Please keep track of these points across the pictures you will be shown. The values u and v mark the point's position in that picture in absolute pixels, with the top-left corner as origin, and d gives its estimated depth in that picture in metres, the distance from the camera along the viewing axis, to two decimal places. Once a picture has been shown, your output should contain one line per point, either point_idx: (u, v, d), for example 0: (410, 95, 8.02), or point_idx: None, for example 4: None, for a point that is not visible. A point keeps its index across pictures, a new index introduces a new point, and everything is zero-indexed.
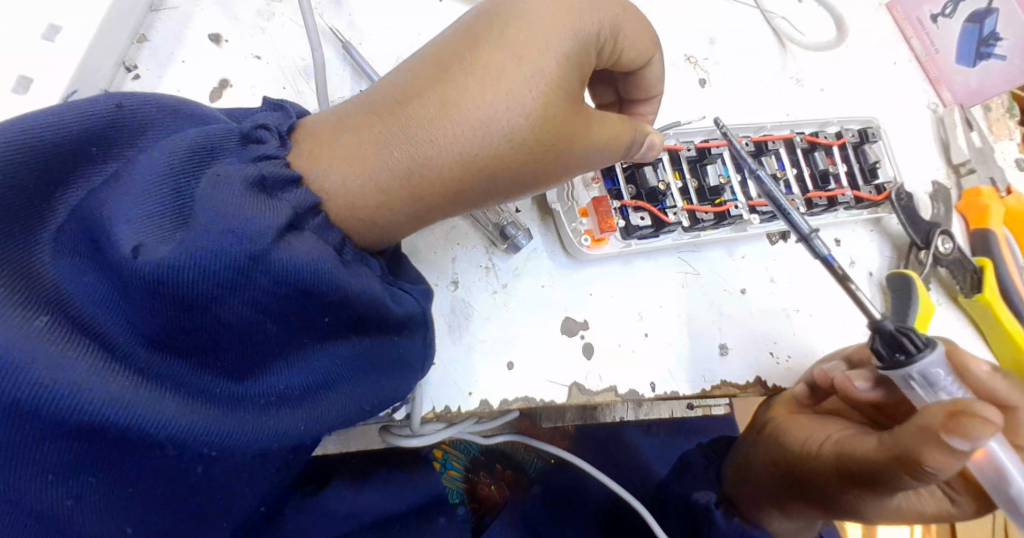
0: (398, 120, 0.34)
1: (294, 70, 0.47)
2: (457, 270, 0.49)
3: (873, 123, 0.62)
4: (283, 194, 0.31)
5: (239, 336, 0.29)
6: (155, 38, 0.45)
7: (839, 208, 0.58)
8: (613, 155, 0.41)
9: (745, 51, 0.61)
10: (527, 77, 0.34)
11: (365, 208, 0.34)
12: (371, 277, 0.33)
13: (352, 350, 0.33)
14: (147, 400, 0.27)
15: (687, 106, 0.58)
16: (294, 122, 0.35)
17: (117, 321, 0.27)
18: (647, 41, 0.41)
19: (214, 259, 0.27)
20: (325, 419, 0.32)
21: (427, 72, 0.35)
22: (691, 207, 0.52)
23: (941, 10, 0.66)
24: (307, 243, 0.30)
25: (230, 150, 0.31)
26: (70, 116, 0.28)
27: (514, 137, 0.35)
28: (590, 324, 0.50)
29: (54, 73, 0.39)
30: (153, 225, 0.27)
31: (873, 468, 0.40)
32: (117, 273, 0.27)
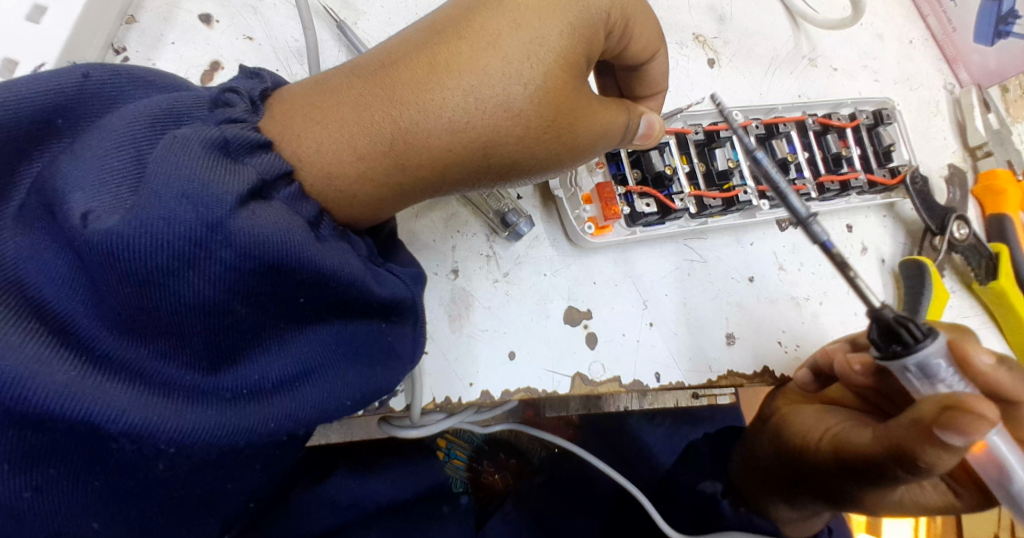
0: (386, 84, 0.34)
1: (288, 51, 0.45)
2: (457, 257, 0.47)
3: (888, 104, 0.60)
4: (248, 160, 0.30)
5: (204, 320, 0.27)
6: (144, 19, 0.43)
7: (851, 193, 0.56)
8: (611, 143, 0.39)
9: (756, 29, 0.59)
10: (524, 43, 0.34)
11: (343, 175, 0.33)
12: (349, 255, 0.32)
13: (335, 334, 0.32)
14: (97, 387, 0.25)
15: (695, 87, 0.56)
16: (269, 89, 0.34)
17: (73, 301, 0.26)
18: (653, 32, 0.39)
19: (169, 229, 0.25)
20: (303, 412, 0.29)
21: (421, 40, 0.35)
22: (698, 193, 0.51)
23: None
24: (274, 213, 0.28)
25: (196, 115, 0.30)
26: (36, 85, 0.28)
27: (506, 104, 0.34)
28: (593, 313, 0.49)
29: (38, 56, 0.38)
30: (110, 194, 0.27)
31: (870, 459, 0.39)
32: (73, 247, 0.26)
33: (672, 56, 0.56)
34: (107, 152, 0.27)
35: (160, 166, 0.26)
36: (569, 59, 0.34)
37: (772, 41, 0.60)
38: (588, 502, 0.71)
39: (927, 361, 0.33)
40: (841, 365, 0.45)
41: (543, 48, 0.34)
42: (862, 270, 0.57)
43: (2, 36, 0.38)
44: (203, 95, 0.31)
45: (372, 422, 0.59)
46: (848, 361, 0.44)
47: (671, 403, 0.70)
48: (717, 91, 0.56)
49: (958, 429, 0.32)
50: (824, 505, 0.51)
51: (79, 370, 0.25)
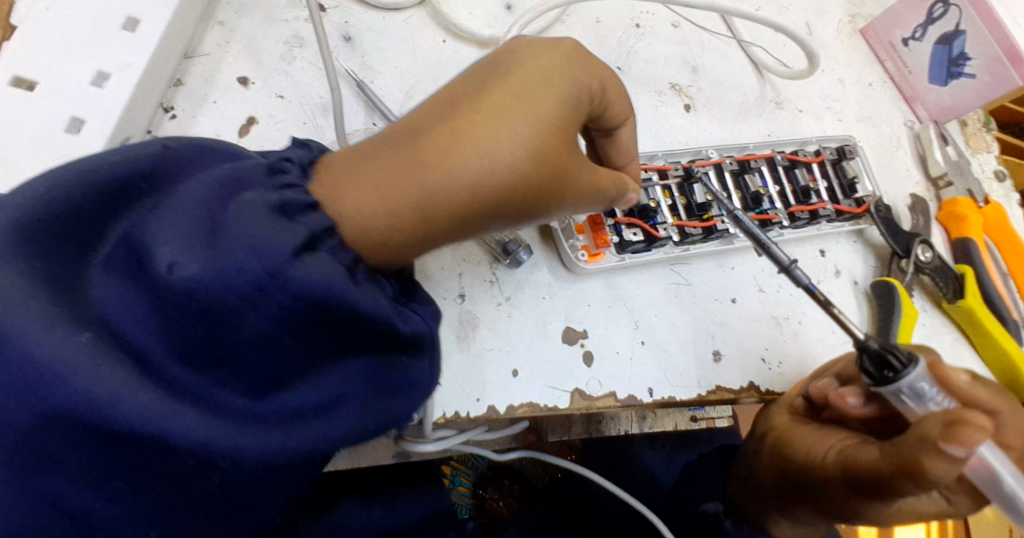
0: (411, 151, 0.38)
1: (314, 107, 0.51)
2: (464, 284, 0.52)
3: (850, 141, 0.66)
4: (301, 218, 0.35)
5: (262, 350, 0.32)
6: (189, 83, 0.49)
7: (821, 221, 0.61)
8: (596, 201, 0.46)
9: (726, 78, 0.66)
10: (527, 114, 0.39)
11: (377, 229, 0.37)
12: (380, 296, 0.36)
13: (365, 368, 0.36)
14: (171, 411, 0.30)
15: (674, 130, 0.62)
16: (316, 157, 0.40)
17: (151, 336, 0.31)
18: (625, 101, 0.46)
19: (237, 275, 0.31)
20: (332, 434, 0.34)
21: (436, 113, 0.39)
22: (680, 223, 0.57)
23: (911, 34, 0.70)
24: (322, 262, 0.33)
25: (258, 180, 0.35)
26: (127, 153, 0.33)
27: (514, 167, 0.38)
28: (589, 333, 0.54)
29: (100, 116, 0.44)
30: (187, 243, 0.31)
31: (881, 476, 0.42)
32: (155, 290, 0.30)
33: (653, 103, 0.62)
34: (184, 212, 0.32)
35: (234, 224, 0.32)
36: (559, 125, 0.40)
37: (742, 87, 0.66)
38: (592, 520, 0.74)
39: (915, 384, 0.40)
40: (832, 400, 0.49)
41: (541, 120, 0.39)
42: (835, 291, 0.62)
43: (72, 100, 0.43)
44: (262, 162, 0.37)
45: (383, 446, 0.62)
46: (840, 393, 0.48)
47: (670, 425, 0.78)
48: (694, 133, 0.63)
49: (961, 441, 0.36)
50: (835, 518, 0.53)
51: (156, 396, 0.30)
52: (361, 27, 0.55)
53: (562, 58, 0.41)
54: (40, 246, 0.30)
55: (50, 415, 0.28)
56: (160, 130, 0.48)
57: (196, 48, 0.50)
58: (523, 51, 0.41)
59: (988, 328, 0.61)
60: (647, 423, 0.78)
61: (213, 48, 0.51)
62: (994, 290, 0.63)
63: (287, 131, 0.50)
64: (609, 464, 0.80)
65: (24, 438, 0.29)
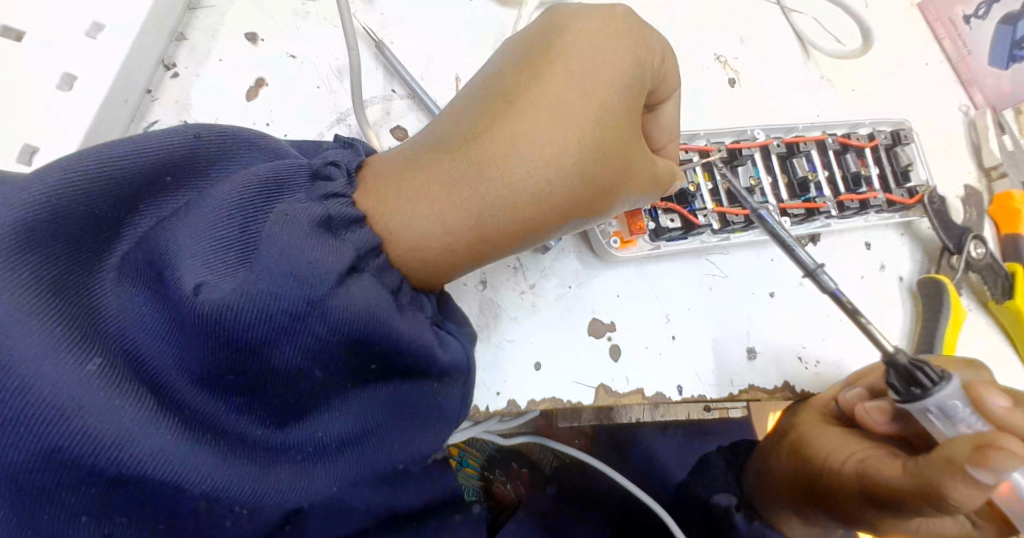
0: (465, 158, 0.34)
1: (328, 68, 0.47)
2: (486, 269, 0.48)
3: (904, 125, 0.61)
4: (346, 235, 0.31)
5: (290, 381, 0.29)
6: (193, 38, 0.45)
7: (870, 212, 0.57)
8: (655, 195, 0.42)
9: (774, 51, 0.61)
10: (591, 111, 0.35)
11: (433, 245, 0.34)
12: (423, 324, 0.33)
13: (397, 398, 0.33)
14: (190, 450, 0.27)
15: (716, 107, 0.57)
16: (363, 160, 0.36)
17: (171, 361, 0.28)
18: (675, 75, 0.40)
19: (273, 303, 0.27)
20: (351, 474, 0.31)
21: (487, 110, 0.35)
22: (721, 210, 0.52)
23: (974, 11, 0.65)
24: (366, 288, 0.30)
25: (299, 185, 0.31)
26: (153, 145, 0.29)
27: (580, 172, 0.35)
28: (617, 325, 0.50)
29: (93, 71, 0.39)
30: (216, 262, 0.28)
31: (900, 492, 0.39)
32: (179, 312, 0.27)
33: (695, 75, 0.57)
34: (215, 224, 0.29)
35: (272, 244, 0.28)
36: (625, 121, 0.36)
37: (791, 62, 0.61)
38: (601, 511, 0.71)
39: (945, 404, 0.37)
40: (859, 412, 0.46)
41: (601, 109, 0.35)
42: (879, 288, 0.58)
43: (64, 54, 0.39)
44: (305, 163, 0.33)
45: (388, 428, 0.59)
46: (866, 410, 0.46)
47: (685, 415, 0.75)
48: (737, 111, 0.58)
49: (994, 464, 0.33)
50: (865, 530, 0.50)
51: (174, 432, 0.27)
52: None
53: (621, 37, 0.36)
54: (40, 249, 0.26)
55: (50, 453, 0.25)
56: (160, 89, 0.44)
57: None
58: (574, 29, 0.36)
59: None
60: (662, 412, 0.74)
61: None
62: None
63: (298, 95, 0.46)
64: (621, 452, 0.77)
65: (19, 475, 0.25)
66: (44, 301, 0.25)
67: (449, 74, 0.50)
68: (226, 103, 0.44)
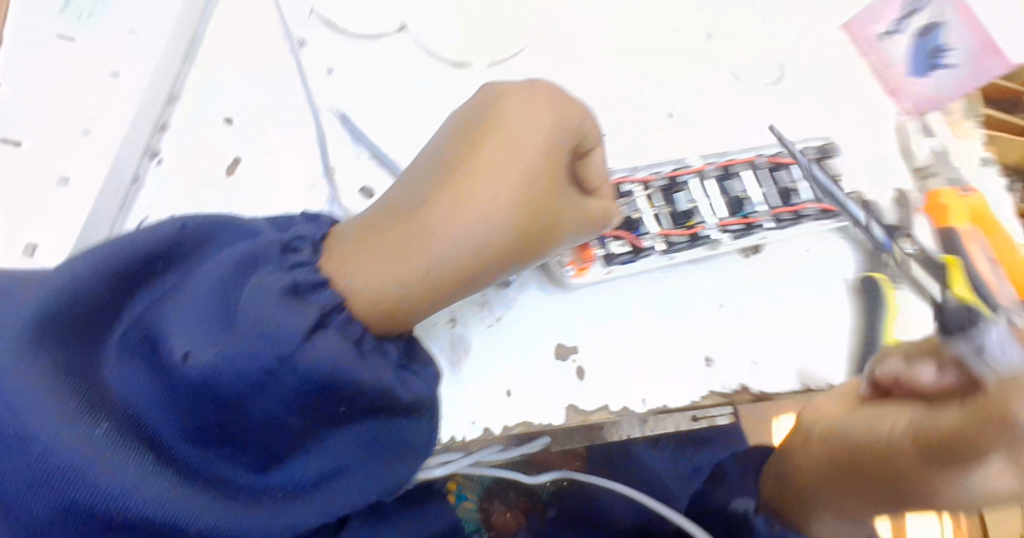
0: (410, 222, 0.38)
1: (296, 141, 0.52)
2: (454, 307, 0.53)
3: (831, 140, 0.66)
4: (312, 296, 0.36)
5: (268, 428, 0.34)
6: (173, 125, 0.50)
7: (806, 221, 0.62)
8: (589, 235, 0.47)
9: (705, 84, 0.67)
10: (517, 168, 0.39)
11: (389, 299, 0.38)
12: (384, 368, 0.37)
13: (367, 436, 0.37)
14: (185, 495, 0.31)
15: (654, 140, 0.63)
16: (326, 229, 0.41)
17: (165, 421, 0.32)
18: (593, 128, 0.45)
19: (250, 362, 0.32)
20: (328, 507, 0.35)
21: (428, 179, 0.40)
22: (665, 232, 0.58)
23: (891, 28, 0.71)
24: (330, 341, 0.34)
25: (271, 258, 0.37)
26: (146, 237, 0.35)
27: (514, 222, 0.39)
28: (579, 348, 0.55)
29: (85, 171, 0.45)
30: (200, 331, 0.32)
31: (954, 452, 0.37)
32: (171, 377, 0.32)
33: (633, 115, 0.63)
34: (199, 299, 0.33)
35: (246, 312, 0.33)
36: (550, 173, 0.40)
37: (722, 93, 0.67)
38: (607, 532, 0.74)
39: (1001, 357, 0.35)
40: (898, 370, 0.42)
41: (527, 165, 0.39)
42: (823, 289, 0.61)
43: (62, 158, 0.45)
44: (276, 238, 0.38)
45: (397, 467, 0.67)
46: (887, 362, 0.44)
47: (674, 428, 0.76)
48: (676, 141, 0.63)
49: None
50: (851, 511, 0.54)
51: (170, 482, 0.31)
52: (340, 57, 0.55)
53: (538, 106, 0.42)
54: (50, 335, 0.30)
55: (63, 508, 0.29)
56: (145, 176, 0.48)
57: (179, 92, 0.51)
58: (497, 105, 0.42)
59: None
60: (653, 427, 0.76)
61: (193, 91, 0.51)
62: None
63: (271, 167, 0.50)
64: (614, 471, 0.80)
65: (38, 530, 0.29)
66: (54, 378, 0.29)
67: (408, 133, 0.54)
68: (207, 179, 0.49)
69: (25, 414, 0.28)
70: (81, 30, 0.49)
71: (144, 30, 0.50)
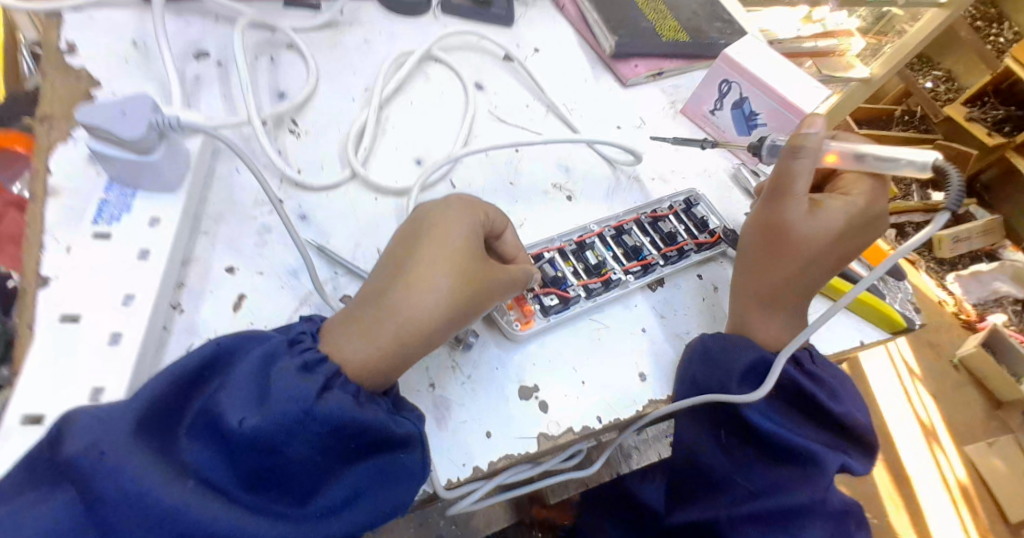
0: (378, 301, 0.52)
1: (286, 274, 0.66)
2: (433, 374, 0.65)
3: (693, 192, 0.87)
4: (319, 369, 0.48)
5: (304, 466, 0.45)
6: (190, 282, 0.63)
7: (690, 253, 0.80)
8: (514, 292, 0.62)
9: (591, 171, 0.86)
10: (447, 251, 0.55)
11: (371, 361, 0.51)
12: (378, 411, 0.49)
13: (373, 466, 0.49)
14: (252, 523, 0.42)
15: (562, 218, 0.81)
16: (319, 324, 0.54)
17: (228, 476, 0.43)
18: (498, 217, 0.63)
19: (285, 418, 0.44)
20: (353, 522, 0.47)
21: (386, 271, 0.55)
22: (583, 283, 0.73)
23: (713, 107, 0.94)
24: (337, 396, 0.47)
25: (285, 350, 0.49)
26: (193, 352, 0.46)
27: (453, 287, 0.53)
28: (540, 386, 0.67)
29: (135, 326, 0.56)
30: (245, 405, 0.44)
31: (790, 201, 0.69)
32: (229, 443, 0.43)
33: (542, 202, 0.81)
34: (238, 384, 0.45)
35: (277, 386, 0.45)
36: (472, 250, 0.56)
37: (603, 175, 0.87)
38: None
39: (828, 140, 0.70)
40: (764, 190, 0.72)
41: (453, 248, 0.55)
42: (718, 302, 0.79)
43: (105, 322, 0.55)
44: (285, 336, 0.50)
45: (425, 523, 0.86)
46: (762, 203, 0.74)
47: (653, 456, 0.97)
48: (578, 216, 0.82)
49: (860, 158, 0.68)
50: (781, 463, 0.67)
51: (240, 516, 0.42)
52: (310, 206, 0.71)
53: (456, 208, 0.59)
54: (140, 426, 0.42)
55: None
56: (174, 325, 0.60)
57: (191, 256, 0.64)
58: (427, 214, 0.58)
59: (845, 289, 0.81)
60: (633, 460, 0.97)
61: (202, 253, 0.65)
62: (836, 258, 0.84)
63: (270, 297, 0.64)
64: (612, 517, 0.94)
65: None
66: (150, 455, 0.41)
67: (371, 252, 0.70)
68: (223, 317, 0.62)
69: (136, 479, 0.40)
70: (112, 226, 0.60)
71: (164, 217, 0.62)
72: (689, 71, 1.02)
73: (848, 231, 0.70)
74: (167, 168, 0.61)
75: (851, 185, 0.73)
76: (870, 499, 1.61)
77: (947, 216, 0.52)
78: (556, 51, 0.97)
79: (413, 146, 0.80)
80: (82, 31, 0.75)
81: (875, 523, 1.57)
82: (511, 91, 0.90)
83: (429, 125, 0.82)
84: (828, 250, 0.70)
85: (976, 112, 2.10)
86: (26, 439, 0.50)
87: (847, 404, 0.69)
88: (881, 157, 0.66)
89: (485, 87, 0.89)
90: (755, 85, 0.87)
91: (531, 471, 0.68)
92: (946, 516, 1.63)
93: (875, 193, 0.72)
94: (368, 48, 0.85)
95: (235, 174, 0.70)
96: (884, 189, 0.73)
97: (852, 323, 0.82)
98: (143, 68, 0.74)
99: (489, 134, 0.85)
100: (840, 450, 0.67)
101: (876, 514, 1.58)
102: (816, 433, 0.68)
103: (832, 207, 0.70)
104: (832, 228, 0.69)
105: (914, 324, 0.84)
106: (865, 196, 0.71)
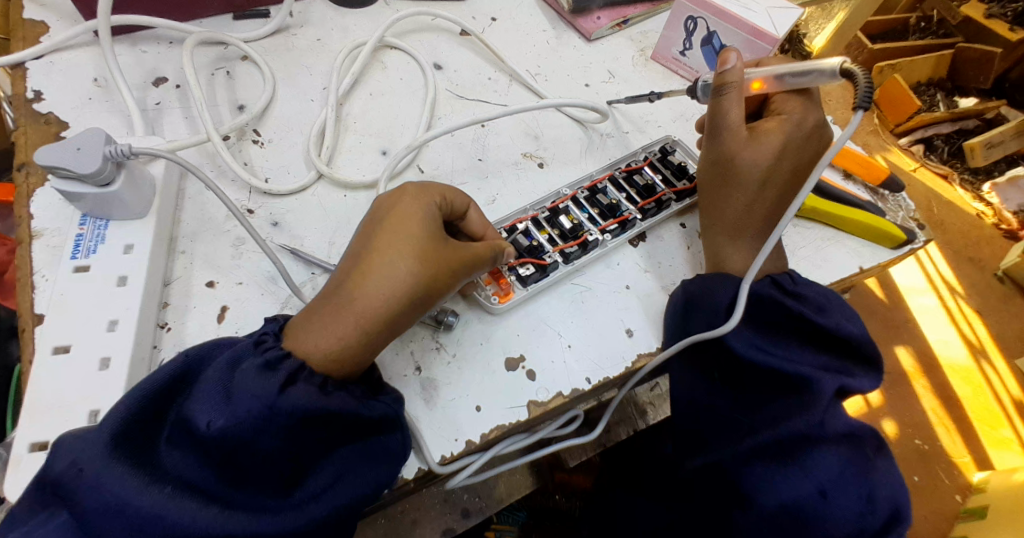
0: (337, 294, 0.53)
1: (266, 279, 0.68)
2: (417, 358, 0.65)
3: (669, 139, 0.85)
4: (283, 364, 0.49)
5: (280, 457, 0.47)
6: (174, 300, 0.65)
7: (669, 204, 0.78)
8: (484, 267, 0.62)
9: (560, 134, 0.85)
10: (400, 237, 0.54)
11: (334, 349, 0.51)
12: (347, 399, 0.50)
13: (351, 450, 0.51)
14: (235, 517, 0.45)
15: (535, 184, 0.80)
16: (280, 323, 0.55)
17: (208, 478, 0.46)
18: (460, 196, 0.63)
19: (250, 414, 0.45)
20: (338, 503, 0.49)
21: (343, 263, 0.55)
22: (559, 249, 0.73)
23: (683, 47, 0.90)
24: (301, 389, 0.47)
25: (249, 352, 0.50)
26: (161, 367, 0.48)
27: (406, 269, 0.53)
28: (525, 355, 0.67)
29: (121, 350, 0.59)
30: (213, 407, 0.46)
31: (729, 134, 0.70)
32: (204, 445, 0.45)
33: (513, 173, 0.80)
34: (206, 389, 0.47)
35: (241, 384, 0.47)
36: (428, 233, 0.56)
37: (575, 136, 0.85)
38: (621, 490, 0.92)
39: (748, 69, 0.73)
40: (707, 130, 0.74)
41: (408, 234, 0.55)
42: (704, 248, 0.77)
43: (95, 349, 0.58)
44: (248, 340, 0.52)
45: (446, 502, 0.93)
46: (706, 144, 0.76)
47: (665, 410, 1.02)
48: (552, 180, 0.81)
49: (780, 79, 0.71)
50: (784, 398, 0.65)
51: (222, 511, 0.45)
52: (281, 212, 0.72)
53: (411, 193, 0.58)
54: (120, 442, 0.45)
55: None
56: (161, 343, 0.63)
57: (172, 276, 0.67)
58: (383, 203, 0.58)
59: (838, 212, 0.78)
60: (649, 415, 1.01)
61: (182, 271, 0.67)
62: (823, 183, 0.80)
63: (251, 304, 0.66)
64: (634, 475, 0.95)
65: None
66: (132, 467, 0.44)
67: (346, 248, 0.71)
68: (207, 327, 0.64)
69: (116, 491, 0.43)
70: (91, 258, 0.63)
71: (138, 243, 0.64)
72: (657, 15, 0.98)
73: (792, 150, 0.72)
74: (131, 196, 0.63)
75: (788, 104, 0.74)
76: (920, 427, 1.56)
77: (861, 113, 0.55)
78: (513, 17, 0.95)
79: (377, 137, 0.80)
80: (46, 76, 0.77)
81: (926, 450, 1.54)
82: (470, 66, 0.89)
83: (390, 113, 0.82)
84: (779, 173, 0.72)
85: (994, 7, 2.00)
86: (37, 465, 0.54)
87: (836, 317, 0.67)
88: (794, 74, 0.69)
89: (444, 66, 0.88)
90: (722, 18, 0.83)
91: (528, 435, 0.69)
92: (1002, 434, 1.57)
93: (813, 106, 0.74)
94: (321, 47, 0.86)
95: (204, 192, 0.72)
96: (819, 102, 0.75)
97: (851, 250, 0.79)
98: (106, 102, 0.76)
99: (453, 113, 0.84)
100: (837, 371, 0.66)
101: (927, 441, 1.55)
102: (810, 355, 0.67)
103: (771, 131, 0.72)
104: (774, 151, 0.71)
105: (918, 240, 0.80)
106: (805, 110, 0.73)
